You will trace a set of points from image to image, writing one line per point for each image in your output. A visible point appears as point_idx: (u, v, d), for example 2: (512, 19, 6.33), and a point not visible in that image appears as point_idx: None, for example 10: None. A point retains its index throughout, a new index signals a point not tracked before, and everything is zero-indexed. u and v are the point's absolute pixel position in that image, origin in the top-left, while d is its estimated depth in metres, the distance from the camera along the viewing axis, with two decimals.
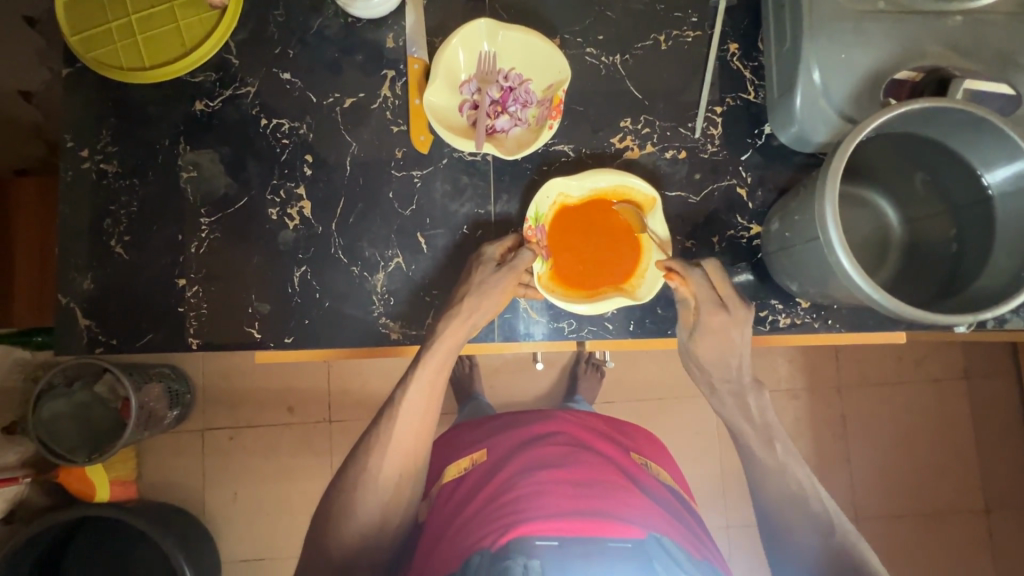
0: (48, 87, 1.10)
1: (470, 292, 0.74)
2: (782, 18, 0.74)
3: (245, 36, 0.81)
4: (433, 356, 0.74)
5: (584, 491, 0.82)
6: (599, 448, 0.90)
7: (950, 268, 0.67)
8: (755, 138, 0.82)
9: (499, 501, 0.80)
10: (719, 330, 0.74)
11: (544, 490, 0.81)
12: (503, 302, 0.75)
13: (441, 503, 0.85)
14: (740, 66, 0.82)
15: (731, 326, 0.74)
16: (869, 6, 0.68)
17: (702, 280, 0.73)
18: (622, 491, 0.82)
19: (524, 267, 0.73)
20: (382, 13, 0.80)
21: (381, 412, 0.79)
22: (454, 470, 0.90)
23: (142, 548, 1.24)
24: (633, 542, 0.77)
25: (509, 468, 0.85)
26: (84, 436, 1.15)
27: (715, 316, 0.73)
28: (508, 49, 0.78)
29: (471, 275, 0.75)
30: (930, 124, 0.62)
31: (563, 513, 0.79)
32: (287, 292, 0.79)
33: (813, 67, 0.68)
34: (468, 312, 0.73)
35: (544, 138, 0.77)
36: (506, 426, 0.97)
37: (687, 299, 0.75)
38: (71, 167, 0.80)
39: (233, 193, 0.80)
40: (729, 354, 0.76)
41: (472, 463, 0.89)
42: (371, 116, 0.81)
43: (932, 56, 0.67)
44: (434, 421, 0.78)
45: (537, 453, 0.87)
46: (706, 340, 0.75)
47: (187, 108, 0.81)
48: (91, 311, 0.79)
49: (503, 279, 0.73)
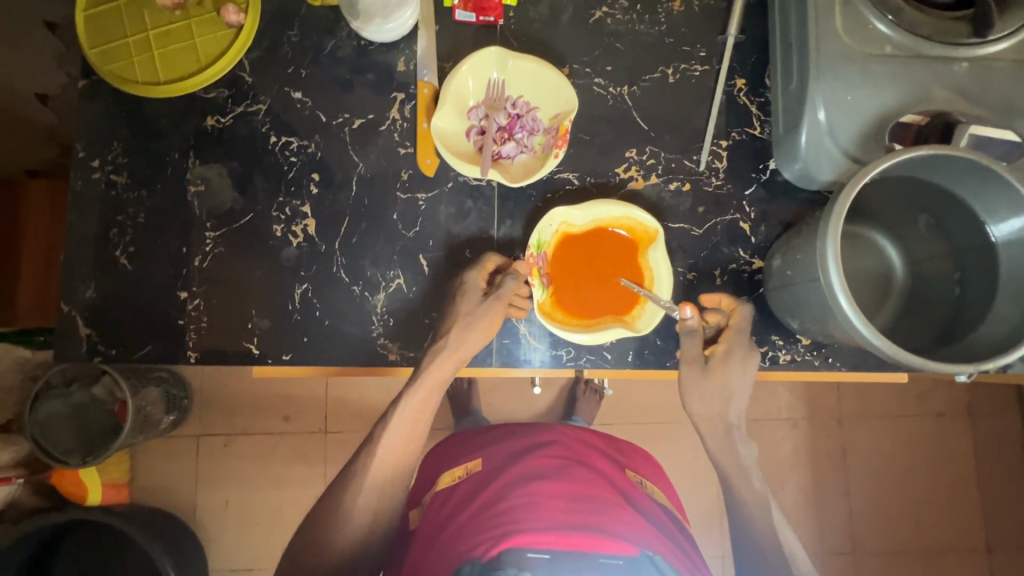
0: (64, 91, 1.15)
1: (457, 325, 0.74)
2: (789, 55, 0.75)
3: (259, 54, 0.83)
4: (417, 388, 0.75)
5: (577, 506, 0.80)
6: (593, 462, 0.89)
7: (952, 314, 0.66)
8: (760, 172, 0.82)
9: (494, 508, 0.79)
10: (732, 367, 0.76)
11: (538, 501, 0.79)
12: (490, 335, 0.75)
13: (435, 508, 0.85)
14: (747, 101, 0.83)
15: (744, 365, 0.76)
16: (875, 48, 0.68)
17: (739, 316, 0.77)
18: (615, 508, 0.81)
19: (509, 295, 0.74)
20: (396, 36, 0.81)
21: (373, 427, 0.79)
22: (448, 478, 0.90)
23: (133, 551, 1.25)
24: (626, 559, 0.74)
25: (504, 478, 0.84)
26: (78, 439, 1.17)
27: (734, 350, 0.76)
28: (518, 77, 0.79)
29: (456, 305, 0.76)
30: (934, 171, 0.62)
31: (556, 527, 0.77)
32: (288, 309, 0.79)
33: (818, 106, 0.69)
34: (456, 346, 0.74)
35: (549, 167, 0.77)
36: (502, 438, 0.96)
37: (696, 331, 0.75)
38: (81, 176, 0.81)
39: (238, 208, 0.81)
40: (734, 389, 0.77)
41: (467, 472, 0.89)
42: (379, 137, 0.82)
43: (938, 101, 0.68)
44: (420, 441, 0.78)
45: (533, 464, 0.86)
46: (717, 372, 0.76)
47: (199, 122, 0.82)
48: (92, 320, 0.79)
49: (490, 308, 0.74)
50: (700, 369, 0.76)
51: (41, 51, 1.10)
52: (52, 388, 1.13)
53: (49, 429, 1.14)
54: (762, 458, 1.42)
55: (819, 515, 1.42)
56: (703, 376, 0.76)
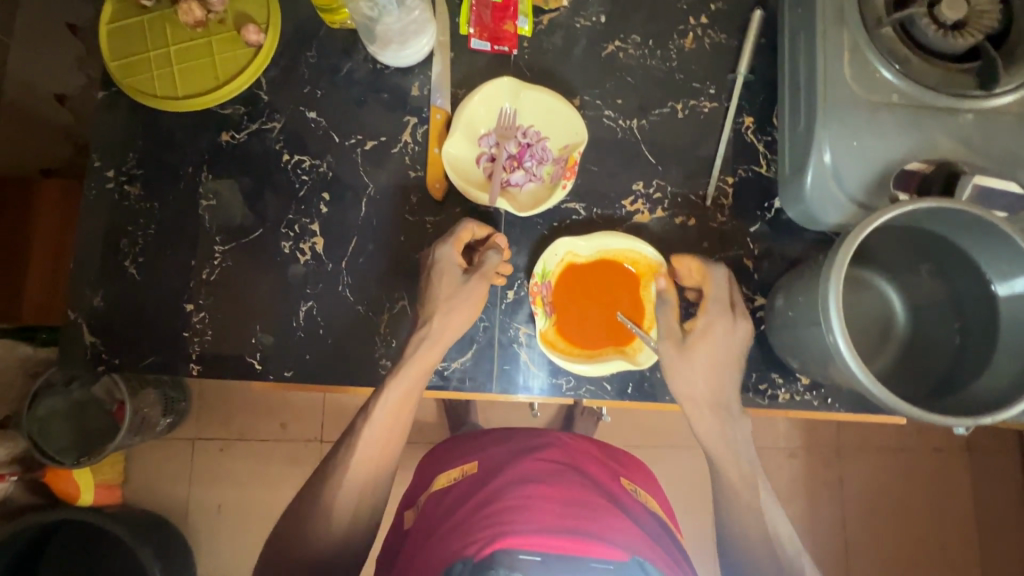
0: (80, 91, 1.28)
1: (438, 311, 0.74)
2: (797, 97, 0.76)
3: (276, 73, 0.85)
4: (399, 380, 0.73)
5: (570, 510, 0.75)
6: (586, 467, 0.85)
7: (951, 365, 0.66)
8: (765, 211, 0.83)
9: (486, 509, 0.75)
10: (718, 337, 0.75)
11: (531, 503, 0.75)
12: (472, 313, 0.76)
13: (429, 509, 0.83)
14: (754, 139, 0.84)
15: (731, 333, 0.75)
16: (883, 97, 0.69)
17: (721, 280, 0.76)
18: (608, 514, 0.76)
19: (491, 270, 0.75)
20: (412, 61, 0.83)
21: (342, 435, 0.77)
22: (443, 480, 0.88)
23: (122, 555, 1.24)
24: (616, 564, 0.70)
25: (500, 480, 0.81)
26: (73, 435, 1.17)
27: (718, 318, 0.75)
28: (530, 107, 0.80)
29: (436, 286, 0.75)
30: (937, 222, 0.63)
31: (547, 529, 0.72)
32: (292, 326, 0.80)
33: (825, 148, 0.70)
34: (439, 333, 0.74)
35: (557, 197, 0.78)
36: (498, 440, 0.93)
37: (669, 300, 0.74)
38: (96, 186, 0.83)
39: (248, 223, 0.82)
40: (723, 361, 0.75)
41: (462, 474, 0.87)
42: (390, 159, 0.83)
43: (943, 150, 0.68)
44: (396, 445, 0.77)
45: (528, 468, 0.82)
46: (702, 343, 0.74)
47: (214, 137, 0.84)
48: (97, 328, 0.80)
49: (474, 285, 0.75)
50: (676, 345, 0.73)
51: (62, 51, 1.26)
52: (51, 386, 1.11)
53: (46, 425, 1.15)
54: None
55: (814, 547, 1.40)
56: (687, 349, 0.73)
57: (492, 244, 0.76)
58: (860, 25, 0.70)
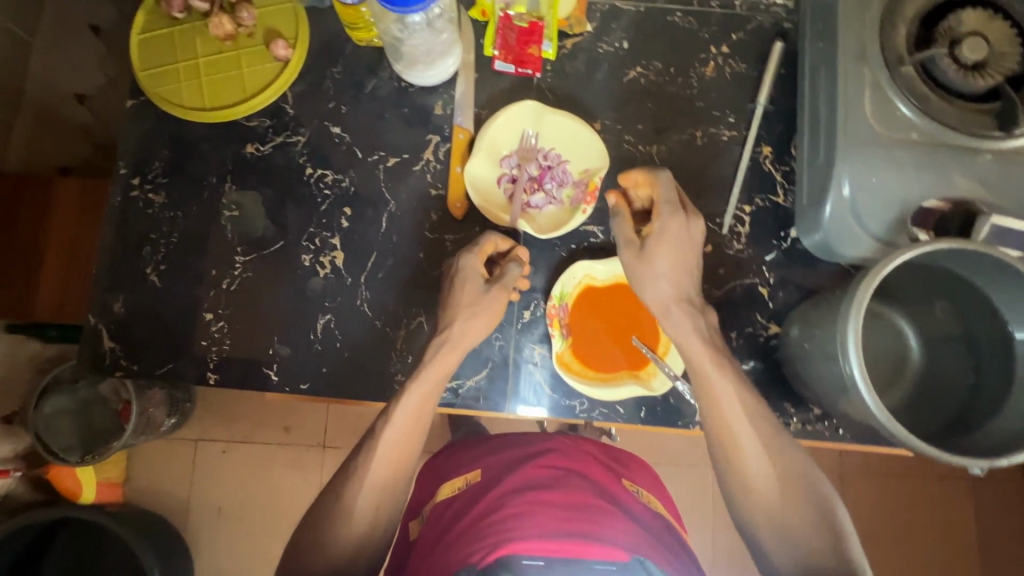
0: (101, 91, 1.31)
1: (461, 316, 0.73)
2: (816, 130, 0.77)
3: (302, 87, 0.86)
4: (418, 384, 0.71)
5: (571, 512, 0.74)
6: (587, 470, 0.83)
7: (965, 403, 0.67)
8: (781, 239, 0.84)
9: (488, 518, 0.74)
10: (677, 238, 0.72)
11: (533, 510, 0.73)
12: (492, 322, 0.75)
13: (434, 520, 0.80)
14: (772, 168, 0.85)
15: (688, 233, 0.72)
16: (903, 134, 0.70)
17: (667, 182, 0.73)
18: (610, 515, 0.75)
19: (512, 282, 0.75)
20: (436, 81, 0.84)
21: (357, 446, 0.73)
22: (447, 490, 0.85)
23: (119, 558, 1.25)
24: (618, 565, 0.69)
25: (503, 486, 0.79)
26: (79, 435, 1.24)
27: (673, 219, 0.72)
28: (552, 131, 0.82)
29: (458, 293, 0.75)
30: (956, 262, 0.63)
31: (549, 534, 0.70)
32: (309, 338, 0.81)
33: (843, 182, 0.71)
34: (459, 339, 0.73)
35: (576, 221, 0.79)
36: (503, 445, 0.90)
37: (620, 212, 0.76)
38: (121, 193, 0.84)
39: (269, 235, 0.83)
40: (687, 262, 0.72)
41: (467, 483, 0.84)
42: (411, 176, 0.84)
43: (961, 188, 0.69)
44: (413, 454, 0.72)
45: (529, 472, 0.81)
46: (662, 248, 0.71)
47: (238, 149, 0.85)
48: (117, 334, 0.81)
49: (495, 296, 0.74)
50: (635, 252, 0.73)
51: (84, 51, 1.29)
52: (60, 383, 1.21)
53: (53, 423, 1.21)
54: None
55: None
56: (648, 255, 0.72)
57: (512, 258, 0.77)
58: (882, 63, 0.71)
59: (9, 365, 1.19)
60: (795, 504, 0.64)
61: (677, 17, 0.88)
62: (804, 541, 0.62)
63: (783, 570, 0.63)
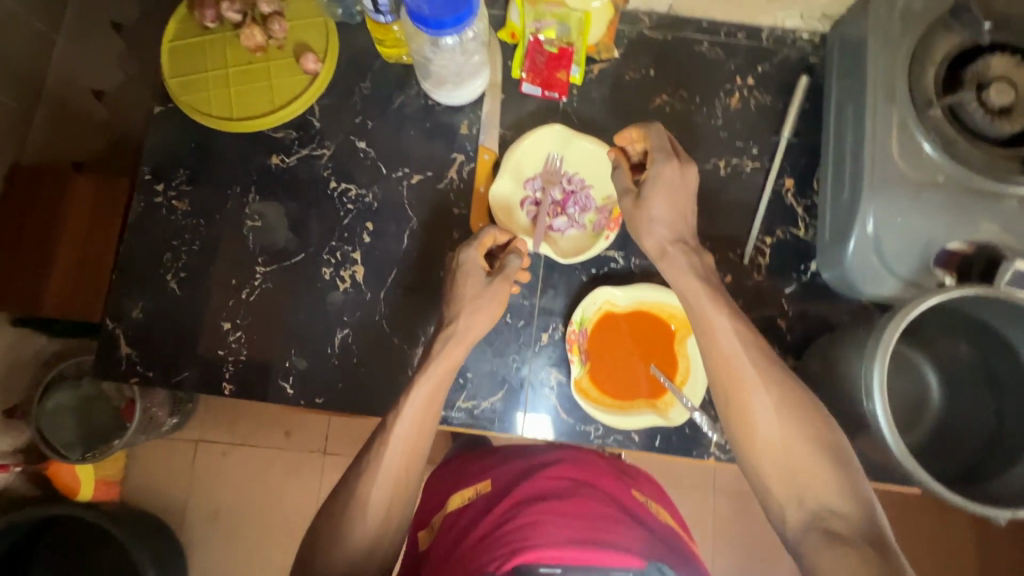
0: (119, 87, 1.33)
1: (464, 310, 0.74)
2: (841, 167, 0.78)
3: (329, 101, 0.87)
4: (425, 381, 0.71)
5: (587, 518, 0.69)
6: (599, 480, 0.76)
7: (986, 449, 0.66)
8: (800, 273, 0.84)
9: (500, 533, 0.68)
10: (671, 186, 0.72)
11: (548, 517, 0.68)
12: (497, 312, 0.76)
13: (443, 533, 0.75)
14: (794, 202, 0.85)
15: (681, 181, 0.73)
16: (929, 176, 0.70)
17: (659, 134, 0.74)
18: (626, 521, 0.70)
19: (513, 272, 0.76)
20: (463, 101, 0.85)
21: (369, 439, 0.71)
22: (456, 500, 0.80)
23: (110, 560, 1.23)
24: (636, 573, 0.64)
25: (515, 493, 0.73)
26: (79, 432, 1.23)
27: (666, 167, 0.72)
28: (577, 156, 0.82)
29: (460, 287, 0.75)
30: (984, 308, 0.63)
31: (566, 542, 0.65)
32: (326, 352, 0.80)
33: (867, 221, 0.71)
34: (466, 331, 0.74)
35: (599, 247, 0.79)
36: (514, 451, 0.84)
37: (620, 165, 0.76)
38: (144, 198, 0.84)
39: (291, 247, 0.83)
40: (682, 211, 0.73)
41: (476, 493, 0.78)
42: (435, 195, 0.84)
43: (986, 233, 0.69)
44: (422, 453, 0.71)
45: (541, 478, 0.75)
46: (658, 195, 0.72)
47: (263, 160, 0.85)
48: (135, 340, 0.81)
49: (497, 288, 0.75)
50: (633, 200, 0.74)
51: (104, 48, 1.32)
52: (64, 378, 1.21)
53: (55, 419, 1.21)
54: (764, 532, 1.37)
55: None
56: (644, 203, 0.72)
57: (512, 248, 0.77)
58: (909, 105, 0.71)
59: (12, 358, 1.21)
60: (805, 443, 0.60)
61: (704, 47, 0.89)
62: (822, 488, 0.58)
63: (793, 515, 0.58)
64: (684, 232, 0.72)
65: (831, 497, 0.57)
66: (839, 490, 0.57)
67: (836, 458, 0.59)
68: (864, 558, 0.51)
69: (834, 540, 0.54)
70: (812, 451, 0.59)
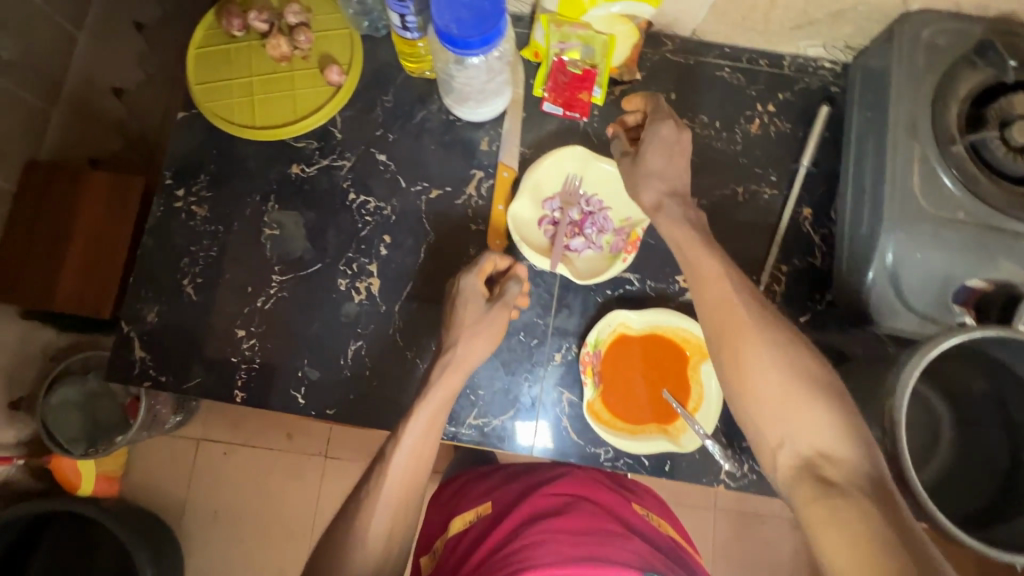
0: (138, 87, 1.36)
1: (463, 334, 0.74)
2: (861, 198, 0.78)
3: (351, 113, 0.87)
4: (425, 406, 0.71)
5: (585, 539, 0.65)
6: (597, 501, 0.72)
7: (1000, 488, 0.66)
8: (815, 301, 0.84)
9: (500, 553, 0.65)
10: (668, 144, 0.75)
11: (548, 538, 0.64)
12: (496, 340, 0.77)
13: (444, 560, 0.73)
14: (811, 230, 0.85)
15: (679, 140, 0.75)
16: (949, 213, 0.70)
17: (658, 101, 0.78)
18: (627, 542, 0.66)
19: (513, 299, 0.77)
20: (484, 118, 0.85)
21: (369, 468, 0.70)
22: (457, 525, 0.78)
23: (110, 557, 1.24)
24: None
25: (512, 517, 0.70)
26: (84, 427, 1.23)
27: (664, 125, 0.75)
28: (596, 178, 0.83)
29: (460, 313, 0.76)
30: (1004, 350, 0.63)
31: (566, 562, 0.61)
32: (340, 363, 0.81)
33: (886, 255, 0.71)
34: (464, 358, 0.74)
35: (615, 269, 0.80)
36: (514, 475, 0.82)
37: (619, 134, 0.80)
38: (164, 203, 0.85)
39: (308, 256, 0.83)
40: (677, 170, 0.75)
41: (477, 516, 0.76)
42: (453, 210, 0.84)
43: (1005, 271, 0.69)
44: (420, 487, 0.69)
45: (538, 501, 0.72)
46: (654, 151, 0.75)
47: (284, 169, 0.86)
48: (149, 344, 0.82)
49: (496, 314, 0.76)
50: (631, 160, 0.77)
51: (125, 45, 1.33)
52: (70, 373, 1.21)
53: (60, 415, 1.21)
54: (763, 555, 1.36)
55: None
56: (641, 159, 0.75)
57: (512, 275, 0.79)
58: (931, 140, 0.71)
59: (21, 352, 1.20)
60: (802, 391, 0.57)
61: (725, 72, 0.89)
62: (816, 435, 0.55)
63: (784, 462, 0.55)
64: (678, 186, 0.75)
65: (826, 446, 0.54)
66: (834, 430, 0.54)
67: (835, 404, 0.56)
68: (859, 502, 0.48)
69: (825, 487, 0.51)
70: (808, 392, 0.56)
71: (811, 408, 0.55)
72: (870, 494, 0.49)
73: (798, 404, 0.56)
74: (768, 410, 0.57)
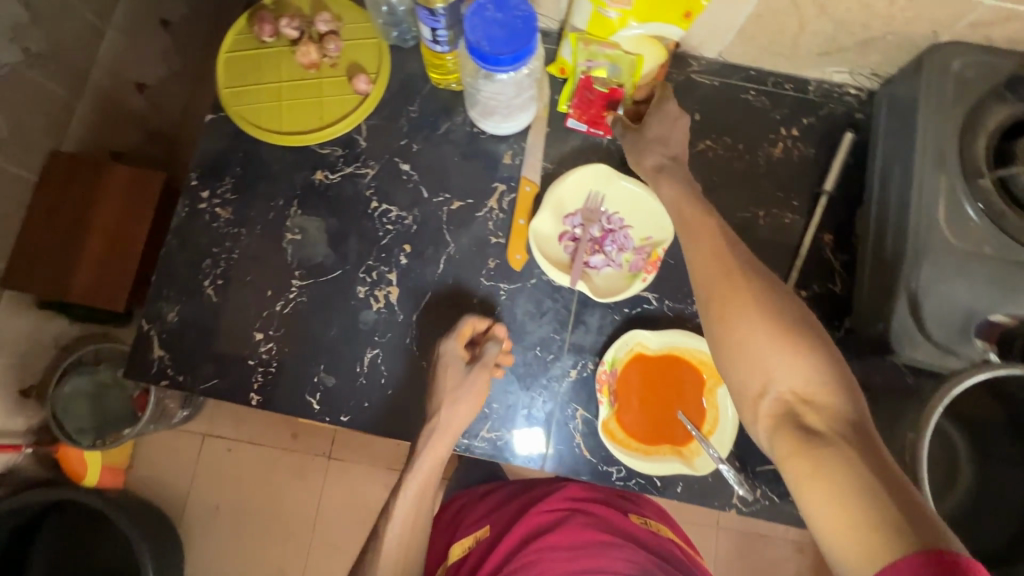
0: (161, 83, 1.37)
1: (444, 403, 0.75)
2: (884, 227, 0.78)
3: (376, 121, 0.88)
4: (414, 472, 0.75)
5: (574, 554, 0.75)
6: (589, 513, 0.81)
7: None
8: (834, 328, 0.83)
9: None
10: (669, 114, 0.81)
11: (538, 557, 0.74)
12: (479, 401, 0.76)
13: None
14: (832, 256, 0.85)
15: (678, 114, 0.81)
16: (974, 246, 0.70)
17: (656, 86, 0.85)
18: (615, 549, 0.75)
19: (491, 360, 0.76)
20: (509, 131, 0.86)
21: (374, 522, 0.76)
22: (457, 549, 0.85)
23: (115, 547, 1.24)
24: None
25: (506, 541, 0.79)
26: (93, 418, 1.24)
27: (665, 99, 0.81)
28: (618, 196, 0.84)
29: (440, 380, 0.76)
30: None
31: None
32: (355, 371, 0.81)
33: (909, 285, 0.71)
34: (446, 423, 0.74)
35: (635, 288, 0.80)
36: (509, 496, 0.90)
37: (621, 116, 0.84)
38: (189, 204, 0.86)
39: (329, 262, 0.84)
40: (677, 139, 0.81)
41: (476, 540, 0.85)
42: (474, 222, 0.85)
43: None
44: (421, 532, 0.76)
45: (529, 521, 0.80)
46: (657, 119, 0.80)
47: (308, 174, 0.87)
48: (167, 344, 0.82)
49: (476, 377, 0.75)
50: (635, 130, 0.81)
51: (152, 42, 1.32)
52: (82, 364, 1.23)
53: (70, 405, 1.22)
54: None
55: None
56: (644, 126, 0.80)
57: (491, 336, 0.78)
58: (958, 172, 0.71)
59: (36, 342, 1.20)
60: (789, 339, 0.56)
61: (750, 95, 0.89)
62: (804, 386, 0.54)
63: (771, 411, 0.55)
64: (678, 154, 0.80)
65: (813, 396, 0.53)
66: (820, 378, 0.53)
67: (822, 355, 0.55)
68: (841, 452, 0.48)
69: (810, 437, 0.50)
70: (794, 337, 0.56)
71: (798, 353, 0.55)
72: (854, 442, 0.49)
73: (786, 353, 0.55)
74: (754, 359, 0.57)
